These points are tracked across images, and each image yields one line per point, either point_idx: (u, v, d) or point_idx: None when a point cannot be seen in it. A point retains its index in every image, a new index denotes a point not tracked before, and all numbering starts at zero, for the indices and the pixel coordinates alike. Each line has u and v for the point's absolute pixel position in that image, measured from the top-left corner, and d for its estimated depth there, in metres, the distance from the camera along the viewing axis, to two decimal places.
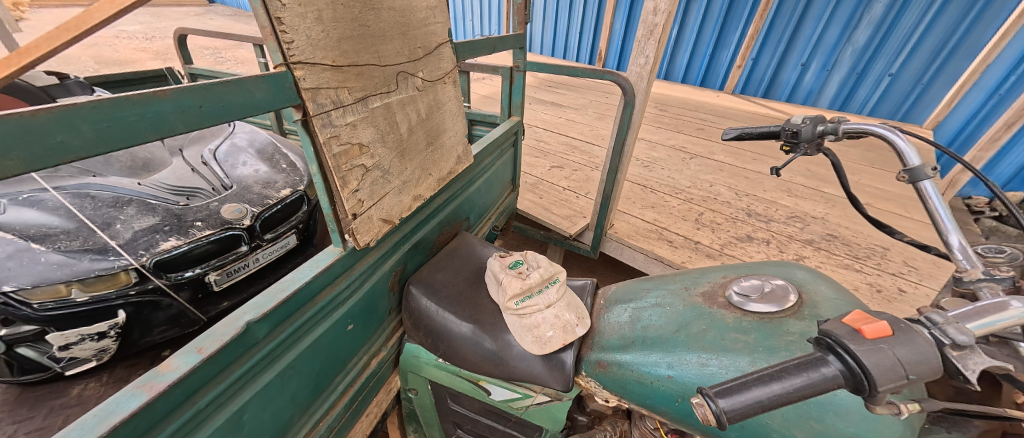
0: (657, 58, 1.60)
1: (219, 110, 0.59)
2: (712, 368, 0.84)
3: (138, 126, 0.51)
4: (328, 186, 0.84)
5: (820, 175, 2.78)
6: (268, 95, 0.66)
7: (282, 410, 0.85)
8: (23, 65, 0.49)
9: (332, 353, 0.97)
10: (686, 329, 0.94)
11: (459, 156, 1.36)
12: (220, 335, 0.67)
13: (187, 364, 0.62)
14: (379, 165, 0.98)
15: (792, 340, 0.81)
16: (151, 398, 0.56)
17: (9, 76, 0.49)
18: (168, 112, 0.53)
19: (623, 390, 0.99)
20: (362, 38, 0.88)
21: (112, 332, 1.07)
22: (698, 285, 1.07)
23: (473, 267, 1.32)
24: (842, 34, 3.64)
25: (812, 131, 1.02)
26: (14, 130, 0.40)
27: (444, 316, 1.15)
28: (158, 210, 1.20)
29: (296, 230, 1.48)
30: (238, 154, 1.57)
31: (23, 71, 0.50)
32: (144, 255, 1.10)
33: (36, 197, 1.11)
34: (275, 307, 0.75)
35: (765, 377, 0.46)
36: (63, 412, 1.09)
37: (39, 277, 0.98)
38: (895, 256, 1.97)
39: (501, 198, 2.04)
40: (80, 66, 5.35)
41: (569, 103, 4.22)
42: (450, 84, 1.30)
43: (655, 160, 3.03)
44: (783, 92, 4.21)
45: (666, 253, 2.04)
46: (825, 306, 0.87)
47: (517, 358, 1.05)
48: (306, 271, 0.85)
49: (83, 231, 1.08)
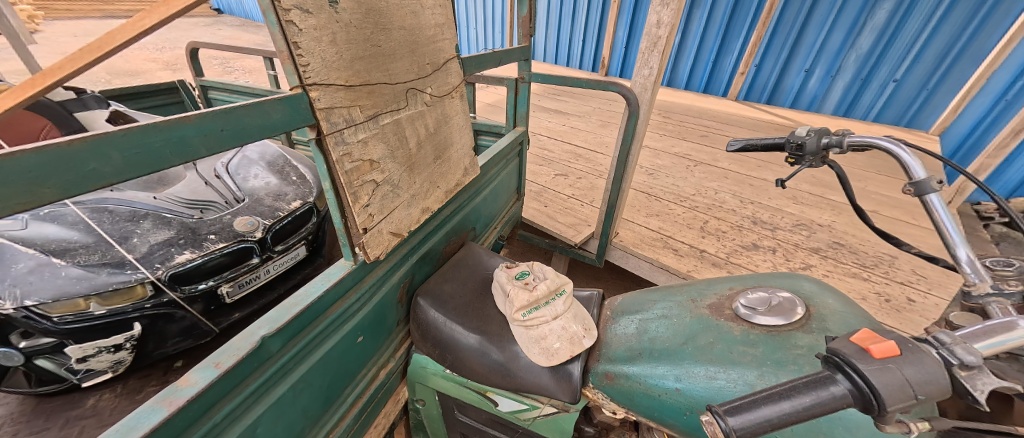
0: (661, 69, 1.61)
1: (239, 133, 0.62)
2: (720, 382, 0.84)
3: (164, 151, 0.53)
4: (340, 201, 0.86)
5: (827, 182, 2.77)
6: (284, 116, 0.68)
7: (294, 422, 0.86)
8: (49, 84, 0.51)
9: (342, 365, 0.98)
10: (694, 341, 0.94)
11: (466, 168, 1.38)
12: (236, 349, 0.69)
13: (205, 379, 0.63)
14: (389, 180, 1.00)
15: (800, 354, 0.81)
16: (170, 413, 0.58)
17: (34, 96, 0.51)
18: (192, 136, 0.55)
19: (630, 402, 0.99)
20: (373, 58, 0.91)
21: (127, 344, 1.09)
22: (705, 297, 1.07)
23: (480, 278, 1.33)
24: (846, 41, 3.66)
25: (817, 144, 1.03)
26: (50, 160, 0.42)
27: (452, 327, 1.16)
28: (173, 223, 1.23)
29: (305, 241, 1.49)
30: (249, 166, 1.60)
31: (49, 91, 0.51)
32: (160, 269, 1.13)
33: (57, 212, 1.14)
34: (289, 321, 0.77)
35: (774, 396, 0.47)
36: (79, 422, 1.11)
37: (59, 291, 1.00)
38: (903, 264, 1.96)
39: (506, 207, 2.05)
40: (92, 77, 5.49)
41: (574, 111, 4.25)
42: (457, 98, 1.33)
43: (659, 167, 3.04)
44: (787, 98, 4.22)
45: (672, 262, 2.03)
46: (833, 319, 0.87)
47: (525, 369, 1.06)
48: (318, 285, 0.86)
49: (101, 245, 1.11)
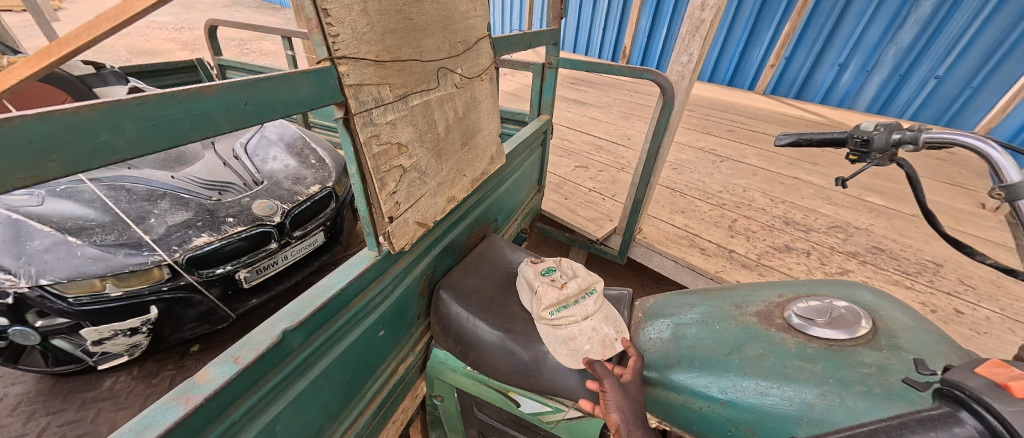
0: (701, 56, 1.50)
1: (265, 108, 0.55)
2: (773, 398, 0.77)
3: (184, 125, 0.47)
4: (366, 187, 0.80)
5: (864, 183, 2.62)
6: (312, 91, 0.62)
7: (314, 419, 0.81)
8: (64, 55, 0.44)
9: (362, 360, 0.93)
10: (741, 352, 0.87)
11: (492, 156, 1.31)
12: (257, 343, 0.64)
13: (223, 374, 0.59)
14: (416, 166, 0.93)
15: (869, 374, 0.73)
16: (187, 412, 0.53)
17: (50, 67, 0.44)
18: (213, 110, 0.49)
19: (666, 412, 0.92)
20: (405, 32, 0.84)
21: (143, 329, 1.06)
22: (750, 304, 1.00)
23: (504, 272, 1.28)
24: (885, 34, 3.44)
25: (887, 140, 0.93)
26: (56, 129, 0.37)
27: (475, 324, 1.10)
28: (191, 204, 1.18)
29: (324, 228, 1.44)
30: (268, 147, 1.55)
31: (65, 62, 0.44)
32: (177, 251, 1.08)
33: (74, 189, 1.10)
34: (311, 314, 0.71)
35: (878, 432, 0.41)
36: (95, 405, 1.09)
37: (75, 271, 0.97)
38: (949, 272, 1.84)
39: (528, 198, 1.98)
40: (113, 55, 5.51)
41: (594, 101, 4.12)
42: (487, 81, 1.25)
43: (683, 162, 2.93)
44: (817, 94, 4.03)
45: (699, 261, 1.95)
46: (905, 337, 0.78)
47: (552, 371, 1.00)
48: (341, 276, 0.81)
49: (118, 225, 1.07)
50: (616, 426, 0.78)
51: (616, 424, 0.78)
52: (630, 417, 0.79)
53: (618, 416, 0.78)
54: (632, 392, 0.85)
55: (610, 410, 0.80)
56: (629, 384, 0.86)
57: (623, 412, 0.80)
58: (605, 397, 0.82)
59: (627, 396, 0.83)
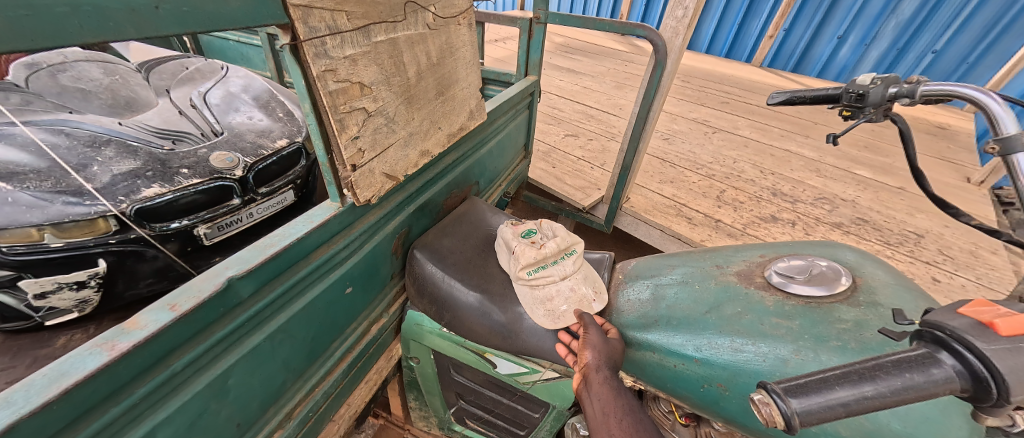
0: (696, 10, 1.41)
1: (183, 15, 0.47)
2: (747, 354, 0.76)
3: (71, 23, 0.38)
4: (324, 130, 0.73)
5: (853, 155, 2.61)
6: (246, 5, 0.54)
7: (272, 375, 0.78)
8: None
9: (329, 316, 0.90)
10: (719, 310, 0.85)
11: (472, 110, 1.23)
12: (197, 291, 0.59)
13: (157, 321, 0.53)
14: (383, 111, 0.86)
15: (845, 329, 0.71)
16: (110, 360, 0.48)
17: None
18: (113, 8, 0.41)
19: (640, 371, 0.91)
20: None
21: (92, 282, 1.00)
22: (731, 264, 0.98)
23: (483, 234, 1.23)
24: (888, 5, 3.32)
25: (883, 93, 0.87)
26: None
27: (451, 284, 1.06)
28: (139, 153, 1.10)
29: (294, 186, 1.39)
30: (231, 98, 1.44)
31: None
32: (124, 202, 1.01)
33: (5, 131, 1.01)
34: (262, 263, 0.66)
35: (853, 376, 0.38)
36: (48, 362, 1.04)
37: (7, 219, 0.90)
38: (929, 243, 1.85)
39: (513, 163, 1.92)
40: None
41: (587, 70, 3.97)
42: (465, 26, 1.16)
43: (675, 132, 2.87)
44: (814, 68, 3.93)
45: (685, 230, 1.93)
46: (884, 293, 0.77)
47: (527, 332, 0.98)
48: (299, 226, 0.75)
49: (55, 172, 0.99)
50: (585, 362, 0.81)
51: (586, 359, 0.81)
52: (602, 357, 0.82)
53: (590, 352, 0.81)
54: (614, 344, 0.87)
55: (585, 348, 0.83)
56: (613, 338, 0.88)
57: (598, 353, 0.83)
58: (586, 333, 0.85)
59: (607, 345, 0.85)
